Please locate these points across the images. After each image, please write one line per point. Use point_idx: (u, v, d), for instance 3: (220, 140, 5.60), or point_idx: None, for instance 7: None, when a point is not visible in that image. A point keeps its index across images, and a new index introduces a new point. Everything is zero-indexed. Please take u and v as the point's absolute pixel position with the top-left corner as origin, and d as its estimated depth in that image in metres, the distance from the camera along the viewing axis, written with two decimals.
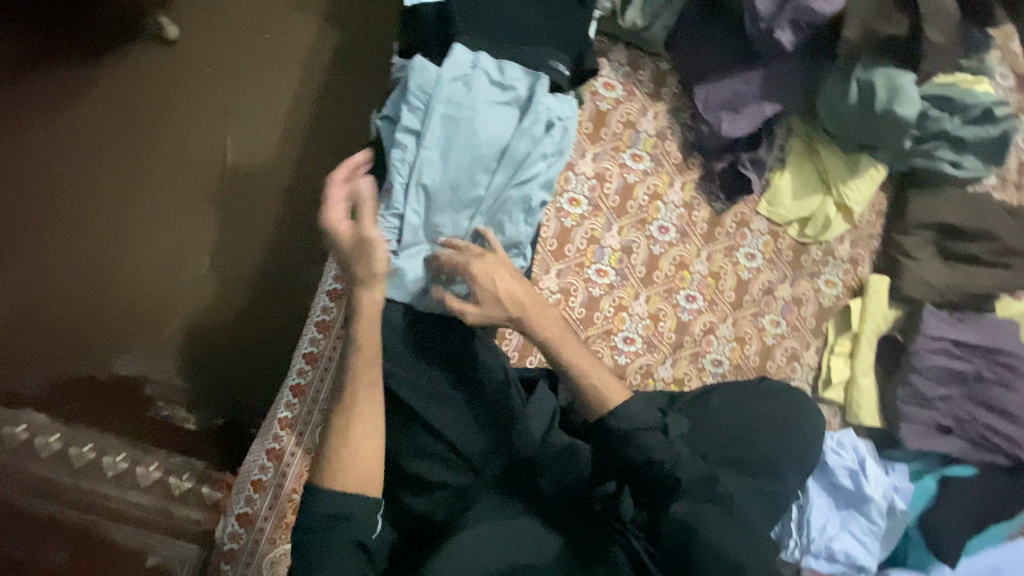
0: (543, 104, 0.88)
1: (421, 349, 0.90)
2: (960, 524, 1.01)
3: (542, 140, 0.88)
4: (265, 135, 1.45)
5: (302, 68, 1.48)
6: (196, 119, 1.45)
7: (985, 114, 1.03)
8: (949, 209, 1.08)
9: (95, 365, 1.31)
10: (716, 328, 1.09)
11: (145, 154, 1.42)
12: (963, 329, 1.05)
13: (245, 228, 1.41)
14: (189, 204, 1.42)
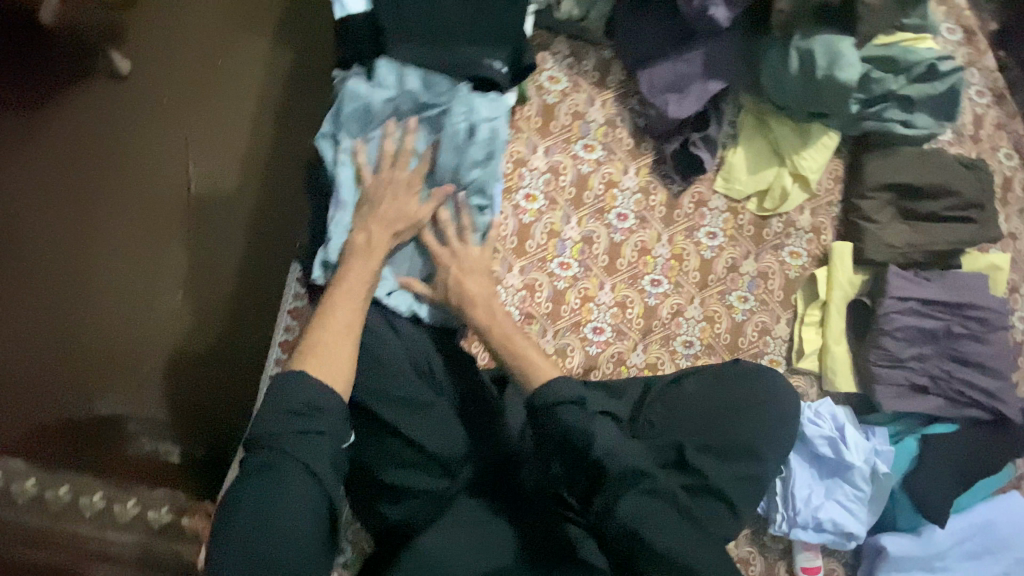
0: (470, 110, 0.88)
1: (384, 355, 0.85)
2: (945, 484, 1.01)
3: (472, 146, 0.88)
4: (226, 158, 1.43)
5: (257, 88, 1.46)
6: (158, 148, 1.43)
7: (931, 70, 1.03)
8: (905, 169, 1.07)
9: (78, 405, 1.30)
10: (684, 310, 1.09)
11: (110, 189, 1.41)
12: (930, 287, 1.05)
13: (215, 252, 1.39)
14: (158, 234, 1.39)
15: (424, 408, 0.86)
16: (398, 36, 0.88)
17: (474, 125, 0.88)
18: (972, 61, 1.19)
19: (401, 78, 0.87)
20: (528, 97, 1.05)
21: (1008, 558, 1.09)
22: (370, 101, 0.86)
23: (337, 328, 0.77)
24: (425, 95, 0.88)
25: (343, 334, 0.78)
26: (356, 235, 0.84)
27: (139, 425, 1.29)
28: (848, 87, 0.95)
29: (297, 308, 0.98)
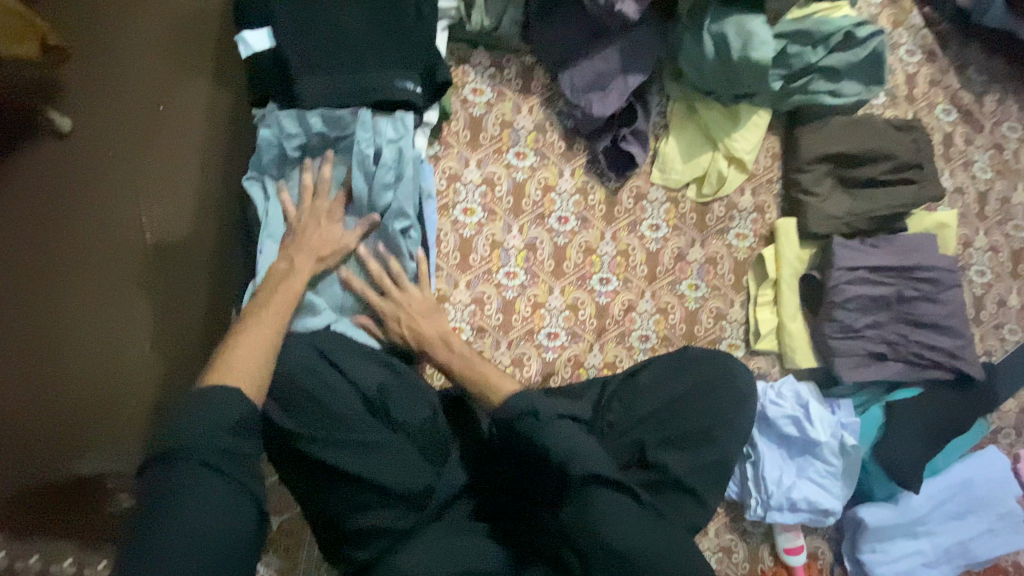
0: (375, 134, 0.89)
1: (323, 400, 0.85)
2: (911, 447, 1.01)
3: (381, 170, 0.89)
4: (182, 193, 1.25)
5: (206, 116, 1.28)
6: (112, 189, 1.26)
7: (850, 37, 1.02)
8: (839, 138, 1.07)
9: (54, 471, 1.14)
10: (636, 305, 1.08)
11: (64, 240, 1.24)
12: (877, 254, 1.04)
13: (183, 289, 1.22)
14: (124, 281, 1.23)
15: (382, 449, 0.84)
16: (304, 69, 0.88)
17: (380, 149, 0.89)
18: (898, 21, 1.19)
19: (304, 113, 0.88)
20: (453, 111, 1.04)
21: (988, 515, 1.08)
22: (282, 142, 0.89)
23: (258, 342, 0.78)
24: (331, 127, 0.88)
25: (264, 347, 0.78)
26: (277, 263, 0.87)
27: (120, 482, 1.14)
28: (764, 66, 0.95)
29: None
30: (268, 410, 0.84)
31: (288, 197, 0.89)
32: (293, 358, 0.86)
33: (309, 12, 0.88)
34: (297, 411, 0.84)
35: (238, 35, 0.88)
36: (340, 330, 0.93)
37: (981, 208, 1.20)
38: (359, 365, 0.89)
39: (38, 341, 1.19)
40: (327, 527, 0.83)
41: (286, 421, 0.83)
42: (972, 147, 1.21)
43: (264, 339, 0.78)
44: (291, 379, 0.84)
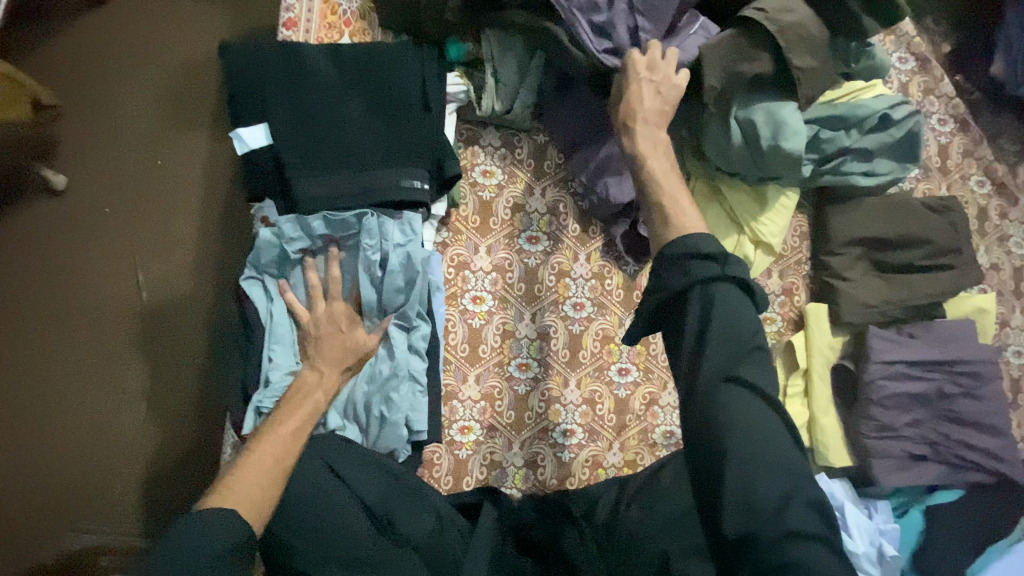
0: (381, 237, 0.83)
1: (321, 514, 0.77)
2: (954, 554, 0.95)
3: (390, 274, 0.83)
4: (178, 265, 1.54)
5: (202, 193, 1.55)
6: (56, 291, 1.52)
7: (883, 119, 0.97)
8: (871, 221, 1.01)
9: (60, 537, 1.41)
10: (658, 398, 1.01)
11: (64, 326, 1.52)
12: (916, 346, 0.98)
13: (180, 345, 1.51)
14: (82, 368, 1.50)
15: (386, 565, 0.77)
16: (307, 168, 0.83)
17: (387, 253, 0.83)
18: (928, 90, 1.13)
19: (306, 217, 0.82)
20: (462, 195, 0.99)
21: None
22: (282, 245, 0.82)
23: (265, 460, 0.69)
24: (336, 229, 0.82)
25: (272, 468, 0.68)
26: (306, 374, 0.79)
27: (112, 560, 1.40)
28: (795, 156, 0.91)
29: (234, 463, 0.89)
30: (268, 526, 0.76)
31: (293, 300, 0.82)
32: (296, 476, 0.78)
33: (309, 107, 0.84)
34: (296, 526, 0.76)
35: (232, 131, 0.83)
36: (347, 438, 0.86)
37: (1019, 285, 1.13)
38: (362, 473, 0.82)
39: (25, 423, 1.47)
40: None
41: (284, 537, 0.75)
42: (1008, 221, 1.14)
43: (273, 459, 0.69)
44: (290, 494, 0.76)
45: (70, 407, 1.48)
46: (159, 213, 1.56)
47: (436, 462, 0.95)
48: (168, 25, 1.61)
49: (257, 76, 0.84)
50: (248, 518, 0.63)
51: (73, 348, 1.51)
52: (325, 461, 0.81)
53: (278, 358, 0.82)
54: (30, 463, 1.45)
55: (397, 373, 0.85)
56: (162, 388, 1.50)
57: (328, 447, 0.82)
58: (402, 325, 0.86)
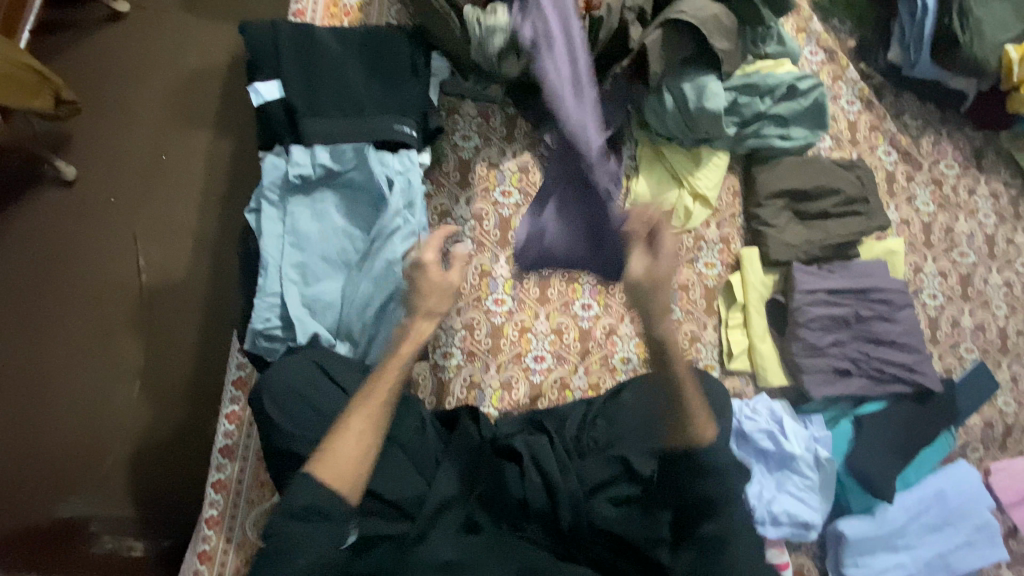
0: (383, 166, 0.96)
1: (314, 403, 0.85)
2: (880, 456, 1.07)
3: (392, 196, 0.94)
4: (179, 250, 1.66)
5: (203, 184, 1.70)
6: (59, 274, 1.61)
7: (793, 89, 1.18)
8: (790, 177, 1.19)
9: (51, 508, 1.45)
10: (617, 329, 1.15)
11: (65, 305, 1.60)
12: (833, 278, 1.14)
13: (178, 324, 1.61)
14: (82, 344, 1.58)
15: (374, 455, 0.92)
16: (312, 113, 0.98)
17: (390, 180, 0.96)
18: (835, 76, 1.34)
19: (313, 150, 0.95)
20: (444, 155, 1.16)
21: (964, 527, 1.13)
22: (287, 168, 0.94)
23: (371, 407, 0.77)
24: (337, 162, 0.96)
25: (375, 415, 0.77)
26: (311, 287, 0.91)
27: (102, 525, 1.43)
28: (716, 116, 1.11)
29: (242, 377, 1.02)
30: (263, 408, 0.85)
31: (295, 225, 0.92)
32: (298, 375, 0.86)
33: (315, 67, 1.00)
34: (293, 411, 0.85)
35: (250, 86, 0.98)
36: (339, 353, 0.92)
37: (927, 237, 1.31)
38: (353, 373, 0.89)
39: (24, 397, 1.52)
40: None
41: (279, 420, 0.84)
42: (913, 184, 1.33)
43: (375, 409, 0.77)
44: (287, 383, 0.85)
45: (66, 381, 1.55)
46: (162, 204, 1.68)
47: (421, 381, 1.08)
48: (178, 38, 1.78)
49: (269, 43, 1.00)
50: (346, 496, 0.73)
51: (72, 326, 1.59)
52: (317, 364, 0.88)
53: (265, 282, 0.90)
54: (22, 435, 1.50)
55: (392, 296, 0.92)
56: (159, 365, 1.58)
57: (325, 356, 0.89)
58: (404, 237, 0.93)
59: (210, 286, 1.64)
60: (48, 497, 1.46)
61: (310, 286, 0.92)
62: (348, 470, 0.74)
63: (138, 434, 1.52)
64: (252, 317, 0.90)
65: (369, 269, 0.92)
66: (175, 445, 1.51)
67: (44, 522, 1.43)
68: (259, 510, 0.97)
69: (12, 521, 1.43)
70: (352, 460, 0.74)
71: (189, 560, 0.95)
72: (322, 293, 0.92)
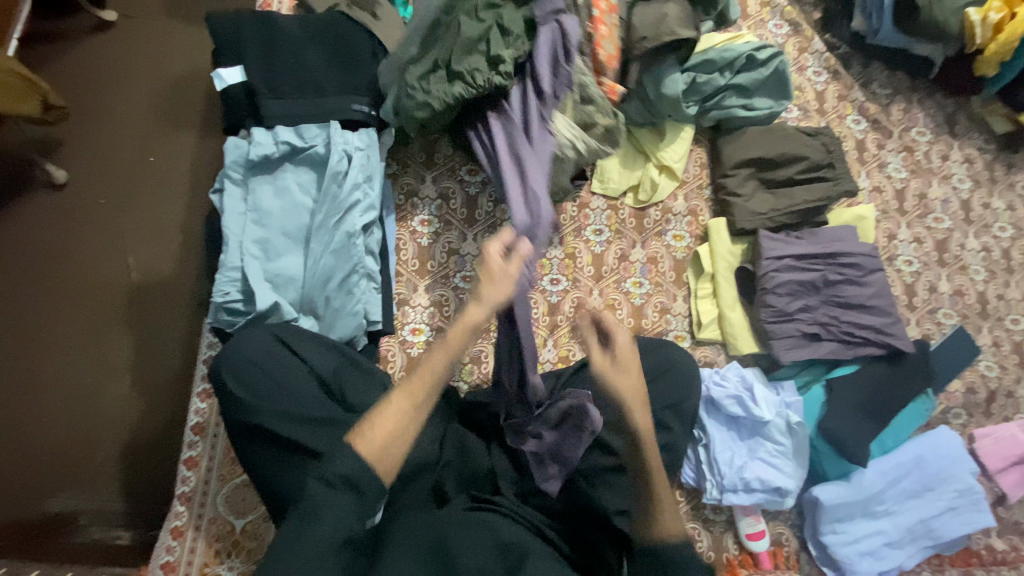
0: (344, 143, 0.98)
1: (277, 378, 0.87)
2: (851, 417, 1.06)
3: (351, 171, 0.96)
4: (166, 250, 1.70)
5: (190, 184, 1.74)
6: (51, 274, 1.66)
7: (752, 61, 1.19)
8: (754, 145, 1.19)
9: (43, 502, 1.47)
10: (585, 302, 1.15)
11: (57, 305, 1.64)
12: (801, 244, 1.14)
13: (166, 321, 1.64)
14: (74, 342, 1.61)
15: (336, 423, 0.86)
16: (272, 95, 1.00)
17: (349, 155, 0.97)
18: (801, 48, 1.35)
19: (274, 130, 0.97)
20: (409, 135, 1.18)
21: (947, 492, 1.11)
22: (249, 148, 0.96)
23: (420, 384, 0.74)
24: (298, 139, 0.97)
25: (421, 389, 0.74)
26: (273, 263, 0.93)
27: (91, 518, 1.45)
28: (675, 99, 1.13)
29: (211, 356, 1.02)
30: (222, 381, 0.86)
31: (258, 202, 0.95)
32: (259, 344, 0.88)
33: (275, 51, 1.02)
34: (252, 385, 0.86)
35: (213, 72, 1.01)
36: (302, 326, 0.93)
37: (900, 204, 1.30)
38: (315, 346, 0.91)
39: (17, 395, 1.56)
40: (275, 496, 0.84)
41: (238, 394, 0.85)
42: (884, 151, 1.32)
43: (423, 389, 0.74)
44: (244, 357, 0.87)
45: (59, 378, 1.58)
46: (150, 206, 1.73)
47: (391, 358, 1.07)
48: (163, 45, 1.83)
49: (231, 30, 1.02)
50: (382, 474, 0.68)
51: (63, 325, 1.62)
52: (277, 335, 0.90)
53: (228, 257, 0.92)
54: (14, 431, 1.53)
55: (355, 270, 0.95)
56: (148, 361, 1.61)
57: (285, 330, 0.91)
58: (365, 210, 0.96)
59: (196, 283, 1.68)
60: (39, 492, 1.48)
61: (271, 261, 0.93)
62: (385, 439, 0.70)
63: (128, 428, 1.55)
64: (213, 291, 0.91)
65: (329, 243, 0.94)
66: (163, 438, 1.53)
67: (35, 516, 1.46)
68: (230, 487, 0.98)
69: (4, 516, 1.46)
70: (390, 427, 0.70)
71: (161, 537, 0.96)
72: (284, 268, 0.93)
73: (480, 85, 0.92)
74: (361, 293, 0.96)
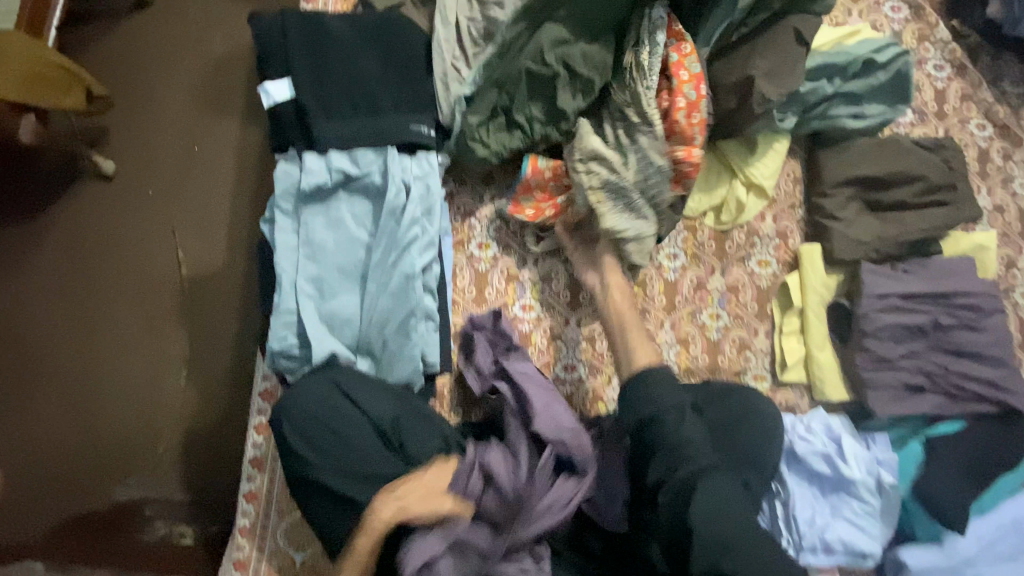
0: (402, 171, 0.89)
1: (333, 433, 0.85)
2: (955, 481, 0.96)
3: (409, 205, 0.87)
4: (213, 244, 1.67)
5: (234, 175, 1.69)
6: (104, 268, 1.66)
7: (869, 62, 1.03)
8: (861, 162, 1.04)
9: (111, 494, 1.53)
10: (655, 336, 1.05)
11: (111, 299, 1.64)
12: (909, 281, 1.00)
13: (215, 318, 1.64)
14: (128, 337, 1.63)
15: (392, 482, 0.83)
16: (323, 113, 0.90)
17: (407, 186, 0.88)
18: (923, 36, 1.15)
19: (327, 155, 0.88)
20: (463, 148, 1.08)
21: None
22: (300, 177, 0.87)
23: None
24: (352, 166, 0.88)
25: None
26: (330, 304, 0.87)
27: (156, 510, 1.51)
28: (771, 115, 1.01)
29: (266, 389, 0.99)
30: (281, 432, 0.85)
31: (312, 236, 0.87)
32: (316, 397, 0.86)
33: (327, 62, 0.92)
34: (311, 439, 0.85)
35: (260, 86, 0.92)
36: (360, 370, 0.89)
37: None
38: (374, 394, 0.87)
39: (80, 388, 1.59)
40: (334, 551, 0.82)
41: (297, 449, 0.84)
42: (1011, 163, 1.14)
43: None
44: (303, 410, 0.85)
45: (116, 373, 1.61)
46: (196, 197, 1.69)
47: (445, 394, 1.01)
48: (205, 25, 1.75)
49: (278, 38, 0.92)
50: None
51: (119, 320, 1.64)
52: (337, 383, 0.87)
53: (282, 301, 0.86)
54: (79, 423, 1.57)
55: (414, 313, 0.88)
56: (200, 358, 1.62)
57: (345, 377, 0.87)
58: (423, 248, 0.87)
59: (243, 279, 1.66)
60: (107, 483, 1.54)
61: (325, 301, 0.87)
62: None
63: (186, 423, 1.58)
64: (269, 337, 0.87)
65: (387, 284, 0.86)
66: (219, 435, 1.56)
67: (104, 506, 1.52)
68: (289, 521, 0.97)
69: (75, 506, 1.51)
70: None
71: (224, 568, 0.96)
72: (339, 309, 0.87)
73: (536, 137, 0.96)
74: (424, 337, 0.90)
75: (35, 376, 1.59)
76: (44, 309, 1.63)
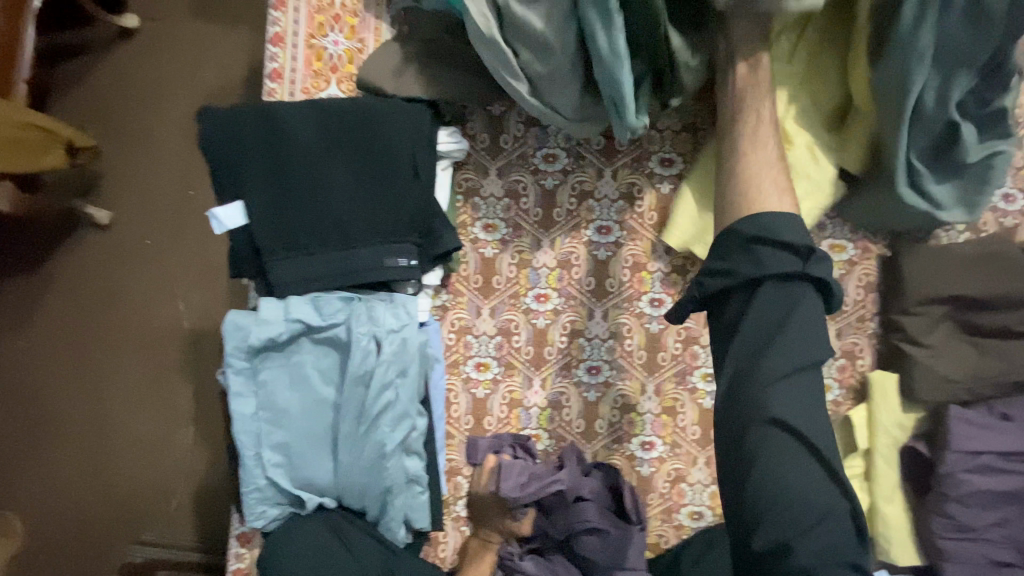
0: (371, 322, 0.76)
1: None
2: None
3: (381, 365, 0.74)
4: (215, 295, 1.59)
5: None
6: (105, 323, 1.60)
7: (1003, 116, 0.76)
8: (955, 277, 0.83)
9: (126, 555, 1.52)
10: (685, 475, 0.89)
11: (115, 355, 1.59)
12: (1009, 433, 0.80)
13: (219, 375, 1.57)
14: (134, 394, 1.58)
15: None
16: (284, 248, 0.77)
17: (380, 341, 0.75)
18: None
19: (286, 301, 0.76)
20: (462, 255, 0.90)
21: None
22: (253, 330, 0.74)
23: None
24: (315, 315, 0.75)
25: None
26: (300, 473, 0.77)
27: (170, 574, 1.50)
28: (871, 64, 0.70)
29: (243, 531, 0.90)
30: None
31: (275, 398, 0.76)
32: (311, 542, 0.76)
33: (287, 180, 0.78)
34: None
35: (211, 209, 0.78)
36: (351, 522, 0.80)
37: None
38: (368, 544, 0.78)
39: (90, 447, 1.57)
40: None
41: None
42: None
43: None
44: (294, 559, 0.75)
45: (124, 432, 1.57)
46: (194, 245, 1.60)
47: (442, 539, 0.89)
48: (196, 53, 1.60)
49: (230, 148, 0.77)
50: None
51: (124, 376, 1.59)
52: (335, 533, 0.78)
53: (247, 471, 0.76)
54: (91, 483, 1.55)
55: (393, 485, 0.76)
56: (206, 417, 1.56)
57: (345, 527, 0.79)
58: (398, 415, 0.74)
59: None
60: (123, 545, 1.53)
61: (296, 471, 0.77)
62: None
63: (197, 484, 1.55)
64: (247, 514, 0.77)
65: (360, 455, 0.75)
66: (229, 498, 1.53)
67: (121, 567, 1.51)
68: None
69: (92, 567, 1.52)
70: None
71: None
72: (310, 480, 0.77)
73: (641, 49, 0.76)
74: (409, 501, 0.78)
75: (46, 436, 1.57)
76: (51, 365, 1.60)
